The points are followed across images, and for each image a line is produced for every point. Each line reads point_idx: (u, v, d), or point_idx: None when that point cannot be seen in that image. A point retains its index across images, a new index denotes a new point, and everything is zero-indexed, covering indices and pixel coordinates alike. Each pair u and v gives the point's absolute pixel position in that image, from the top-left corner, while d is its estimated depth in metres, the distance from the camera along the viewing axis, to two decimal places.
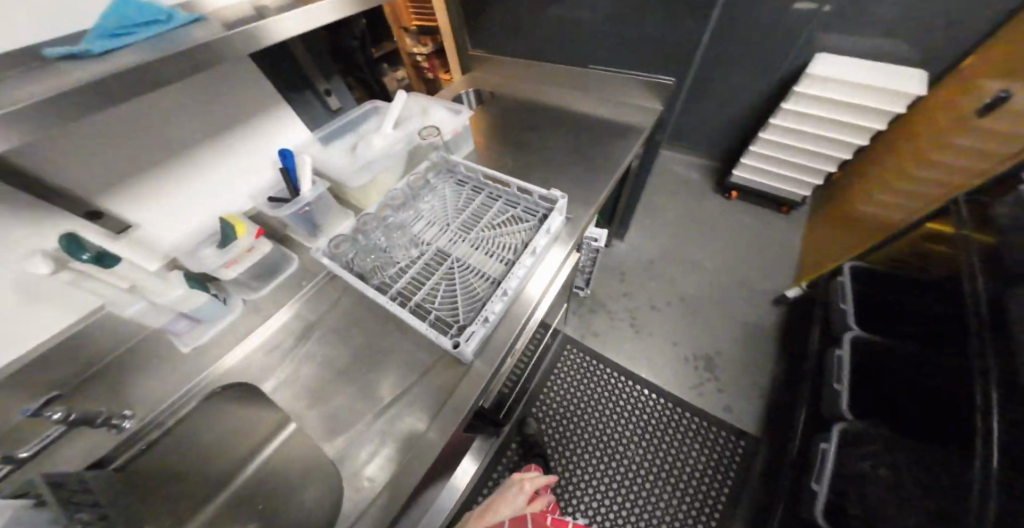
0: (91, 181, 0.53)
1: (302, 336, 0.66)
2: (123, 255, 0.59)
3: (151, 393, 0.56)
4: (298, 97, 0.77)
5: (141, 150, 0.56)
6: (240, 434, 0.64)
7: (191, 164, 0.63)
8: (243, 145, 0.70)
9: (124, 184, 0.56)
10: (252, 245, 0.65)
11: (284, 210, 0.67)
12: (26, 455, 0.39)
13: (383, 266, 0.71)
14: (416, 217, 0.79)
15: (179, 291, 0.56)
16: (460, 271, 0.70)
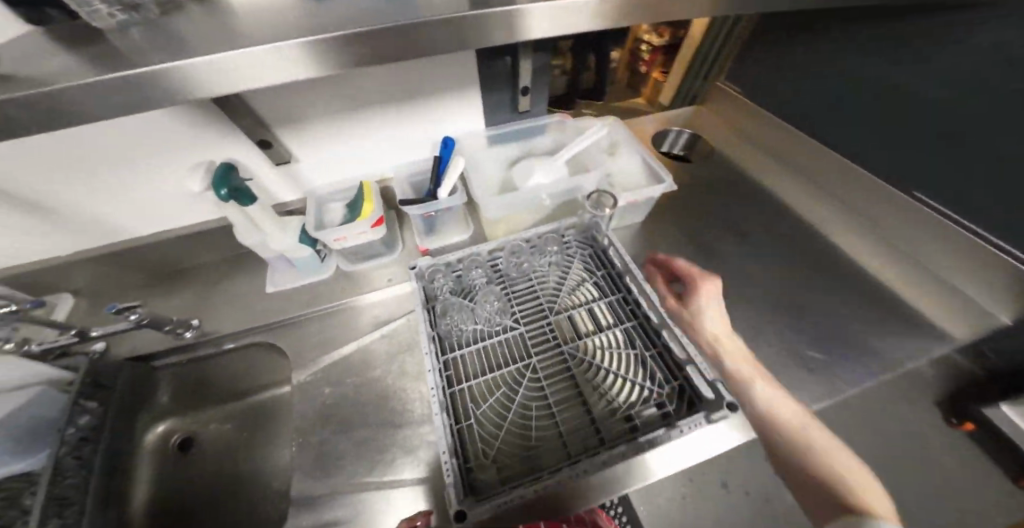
0: (276, 114, 0.54)
1: (354, 335, 0.62)
2: (275, 181, 0.62)
3: (231, 314, 0.61)
4: (496, 90, 0.64)
5: (326, 99, 0.55)
6: (253, 375, 0.64)
7: (360, 123, 0.60)
8: (415, 122, 0.64)
9: (300, 123, 0.57)
10: (364, 231, 0.60)
11: (411, 209, 0.60)
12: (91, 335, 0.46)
13: (458, 318, 0.60)
14: (526, 278, 0.65)
15: (288, 243, 0.58)
16: (529, 389, 0.56)
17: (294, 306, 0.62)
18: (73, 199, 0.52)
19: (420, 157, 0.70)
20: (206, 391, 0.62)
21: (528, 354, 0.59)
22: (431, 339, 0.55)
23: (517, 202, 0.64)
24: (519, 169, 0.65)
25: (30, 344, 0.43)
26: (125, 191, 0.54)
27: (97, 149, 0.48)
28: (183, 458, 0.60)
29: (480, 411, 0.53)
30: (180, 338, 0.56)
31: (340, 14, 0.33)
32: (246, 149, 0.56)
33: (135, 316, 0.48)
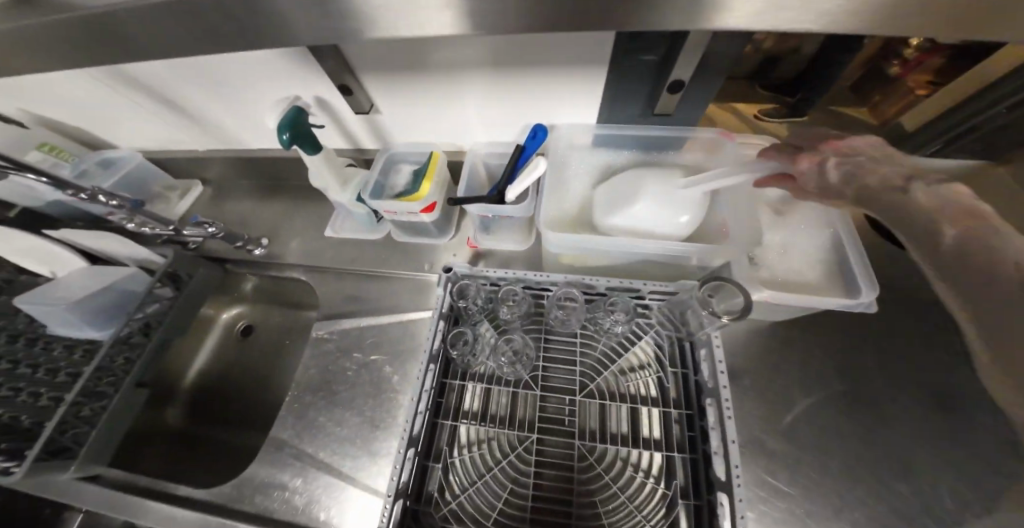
0: (363, 61, 0.47)
1: (377, 308, 0.60)
2: (355, 125, 0.58)
3: (295, 244, 0.65)
4: (629, 79, 0.45)
5: (418, 54, 0.45)
6: (301, 299, 0.85)
7: (448, 86, 0.50)
8: (513, 97, 0.51)
9: (386, 75, 0.49)
10: (414, 213, 0.54)
11: (468, 205, 0.50)
12: (185, 236, 0.57)
13: (472, 347, 0.51)
14: (570, 330, 0.52)
15: (344, 199, 0.56)
16: (516, 460, 0.48)
17: (340, 259, 0.63)
18: (189, 100, 0.55)
19: (507, 139, 0.57)
20: (271, 297, 0.87)
21: (533, 421, 0.49)
22: (434, 357, 0.48)
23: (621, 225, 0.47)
24: (647, 182, 0.46)
25: (148, 227, 0.56)
26: (228, 109, 0.56)
27: (200, 62, 0.47)
28: (243, 339, 0.88)
29: (453, 457, 0.48)
30: (252, 253, 0.64)
31: None
32: (328, 89, 0.51)
33: (211, 230, 0.56)
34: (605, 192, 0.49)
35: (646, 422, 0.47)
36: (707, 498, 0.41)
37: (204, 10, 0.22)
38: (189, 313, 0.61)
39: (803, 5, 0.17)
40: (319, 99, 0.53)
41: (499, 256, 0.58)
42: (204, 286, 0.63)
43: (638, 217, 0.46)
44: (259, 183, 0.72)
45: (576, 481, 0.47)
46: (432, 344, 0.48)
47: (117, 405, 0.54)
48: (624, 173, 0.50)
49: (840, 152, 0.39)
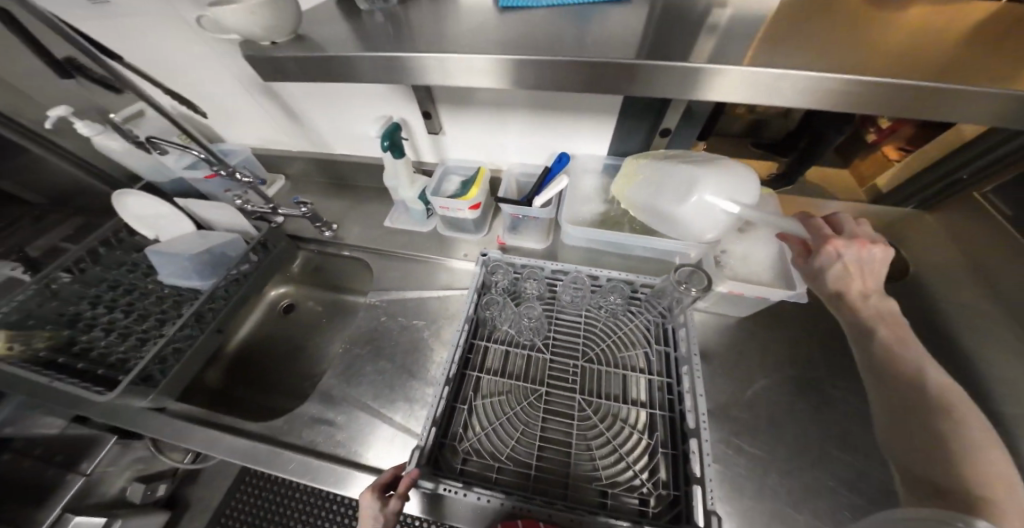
0: (445, 96, 0.65)
1: (420, 284, 0.73)
2: (424, 143, 0.75)
3: (359, 230, 0.80)
4: (635, 125, 0.62)
5: (486, 94, 0.63)
6: (345, 283, 0.98)
7: (501, 120, 0.67)
8: (549, 130, 0.67)
9: (458, 107, 0.66)
10: (463, 209, 0.69)
11: (506, 205, 0.65)
12: (280, 212, 0.72)
13: (496, 317, 0.64)
14: (575, 311, 0.65)
15: (410, 195, 0.72)
16: (527, 409, 0.58)
17: (394, 244, 0.78)
18: (302, 110, 0.73)
19: (539, 162, 0.74)
20: (317, 280, 1.00)
21: (543, 380, 0.61)
22: (469, 321, 0.62)
23: (667, 217, 0.54)
24: (703, 184, 0.50)
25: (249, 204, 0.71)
26: (332, 122, 0.75)
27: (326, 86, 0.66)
28: (284, 315, 1.00)
29: (477, 402, 0.58)
30: (323, 235, 0.79)
31: (508, 38, 0.39)
32: (412, 113, 0.69)
33: (304, 210, 0.71)
34: (662, 181, 0.54)
35: (635, 386, 0.58)
36: (681, 447, 0.51)
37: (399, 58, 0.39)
38: (270, 275, 0.73)
39: (747, 94, 0.35)
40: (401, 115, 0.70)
41: (523, 252, 0.73)
42: (283, 256, 0.76)
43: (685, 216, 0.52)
44: (330, 182, 0.88)
45: (576, 432, 0.56)
46: (467, 311, 0.61)
47: (201, 344, 0.61)
48: (677, 168, 0.53)
49: (860, 249, 0.47)
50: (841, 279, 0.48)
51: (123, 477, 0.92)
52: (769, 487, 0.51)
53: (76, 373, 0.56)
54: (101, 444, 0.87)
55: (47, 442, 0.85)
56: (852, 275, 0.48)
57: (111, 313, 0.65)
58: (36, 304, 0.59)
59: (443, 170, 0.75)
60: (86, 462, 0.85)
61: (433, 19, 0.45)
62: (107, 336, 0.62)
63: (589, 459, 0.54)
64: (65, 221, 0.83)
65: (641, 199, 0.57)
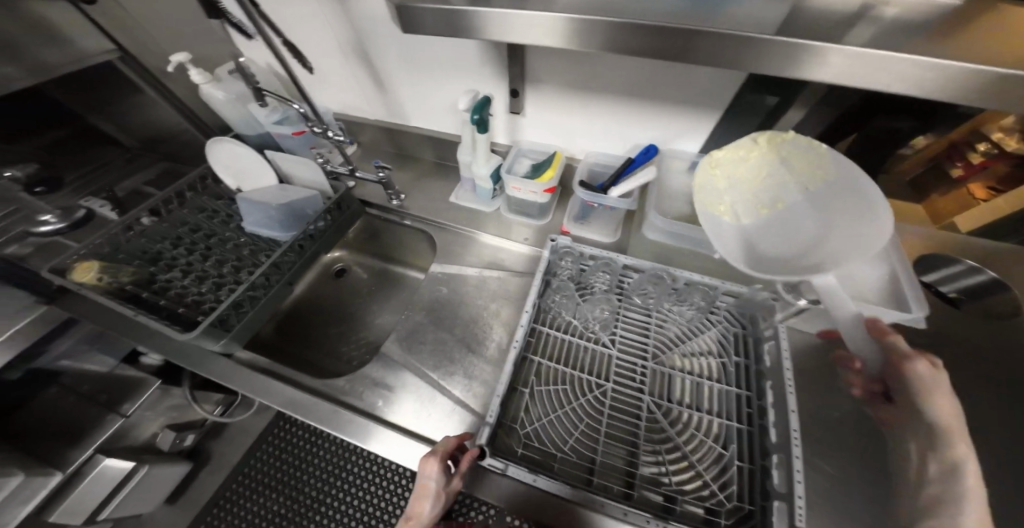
0: (535, 75, 0.64)
1: (482, 262, 0.73)
2: (501, 122, 0.75)
3: (424, 202, 0.81)
4: (735, 122, 0.60)
5: (576, 77, 0.61)
6: (397, 255, 1.00)
7: (588, 105, 0.66)
8: (636, 120, 0.65)
9: (546, 88, 0.65)
10: (535, 191, 0.67)
11: (583, 190, 0.63)
12: (358, 175, 0.73)
13: (562, 307, 0.63)
14: (641, 309, 0.62)
15: (482, 171, 0.71)
16: (589, 401, 0.54)
17: (458, 220, 0.78)
18: (387, 79, 0.74)
19: (618, 153, 0.72)
20: (369, 247, 1.02)
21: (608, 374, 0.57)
22: (535, 306, 0.60)
23: (858, 235, 0.47)
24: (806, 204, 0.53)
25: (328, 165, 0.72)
26: (415, 93, 0.75)
27: (418, 54, 0.66)
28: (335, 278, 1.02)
29: (535, 387, 0.56)
30: (390, 203, 0.81)
31: (648, 9, 0.37)
32: (498, 90, 0.68)
33: (382, 175, 0.73)
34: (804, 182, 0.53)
35: (712, 394, 0.53)
36: (760, 463, 0.47)
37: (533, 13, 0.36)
38: (338, 236, 0.75)
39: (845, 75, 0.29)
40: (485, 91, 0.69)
41: (589, 241, 0.71)
42: (351, 220, 0.77)
43: (827, 242, 0.50)
44: (399, 153, 0.90)
45: (642, 431, 0.52)
46: (532, 297, 0.60)
47: (273, 294, 0.62)
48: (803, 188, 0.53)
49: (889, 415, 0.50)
50: (947, 408, 0.42)
51: (157, 421, 0.96)
52: (854, 517, 0.47)
53: (151, 307, 0.57)
54: (144, 389, 0.92)
55: (95, 379, 0.87)
56: (960, 419, 0.42)
57: (188, 256, 0.65)
58: (125, 240, 0.61)
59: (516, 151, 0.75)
60: (127, 404, 0.89)
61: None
62: (185, 278, 0.62)
63: (656, 463, 0.49)
64: (150, 166, 0.88)
65: (833, 185, 0.51)
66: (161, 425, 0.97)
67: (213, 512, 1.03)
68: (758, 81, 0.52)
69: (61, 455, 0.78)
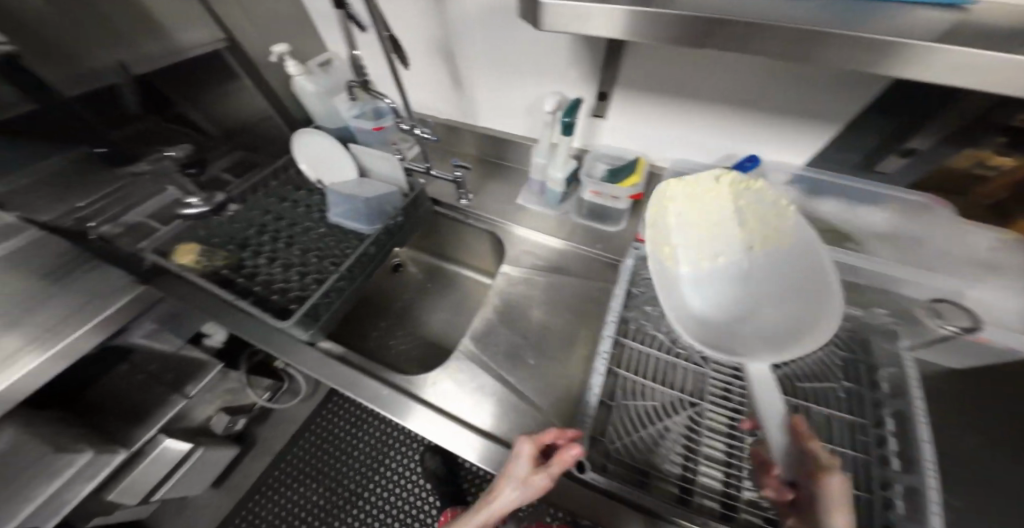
0: (631, 80, 0.58)
1: (554, 268, 0.72)
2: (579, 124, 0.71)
3: (492, 203, 0.80)
4: (858, 135, 0.54)
5: (676, 80, 0.56)
6: (454, 255, 0.99)
7: (682, 110, 0.60)
8: (736, 127, 0.59)
9: (637, 91, 0.60)
10: (616, 197, 0.58)
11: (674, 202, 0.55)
12: (435, 174, 0.73)
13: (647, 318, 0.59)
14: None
15: (557, 175, 0.66)
16: (684, 419, 0.49)
17: (528, 222, 0.76)
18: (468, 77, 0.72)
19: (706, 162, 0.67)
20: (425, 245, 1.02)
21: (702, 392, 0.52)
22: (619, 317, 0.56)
23: (796, 314, 0.47)
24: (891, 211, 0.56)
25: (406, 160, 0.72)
26: (492, 91, 0.73)
27: (502, 51, 0.63)
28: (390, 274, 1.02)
29: (622, 400, 0.51)
30: (458, 202, 0.80)
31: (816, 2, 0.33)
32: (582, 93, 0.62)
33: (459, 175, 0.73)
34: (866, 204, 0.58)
35: (821, 418, 0.47)
36: (879, 493, 0.41)
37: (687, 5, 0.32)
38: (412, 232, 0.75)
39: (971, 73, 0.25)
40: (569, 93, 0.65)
41: None
42: (421, 216, 0.77)
43: (773, 318, 0.50)
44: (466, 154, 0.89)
45: (747, 455, 0.47)
46: (617, 306, 0.57)
47: (357, 286, 0.62)
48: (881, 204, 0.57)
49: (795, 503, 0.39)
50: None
51: (212, 404, 0.98)
52: None
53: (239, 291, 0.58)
54: (207, 371, 0.93)
55: (162, 359, 0.88)
56: None
57: (273, 244, 0.66)
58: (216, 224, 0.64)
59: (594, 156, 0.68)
60: (190, 385, 0.89)
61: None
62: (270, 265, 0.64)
63: (765, 494, 0.44)
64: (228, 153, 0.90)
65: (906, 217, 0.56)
66: (215, 409, 0.99)
67: (255, 497, 1.05)
68: (906, 83, 0.45)
69: (125, 433, 0.79)
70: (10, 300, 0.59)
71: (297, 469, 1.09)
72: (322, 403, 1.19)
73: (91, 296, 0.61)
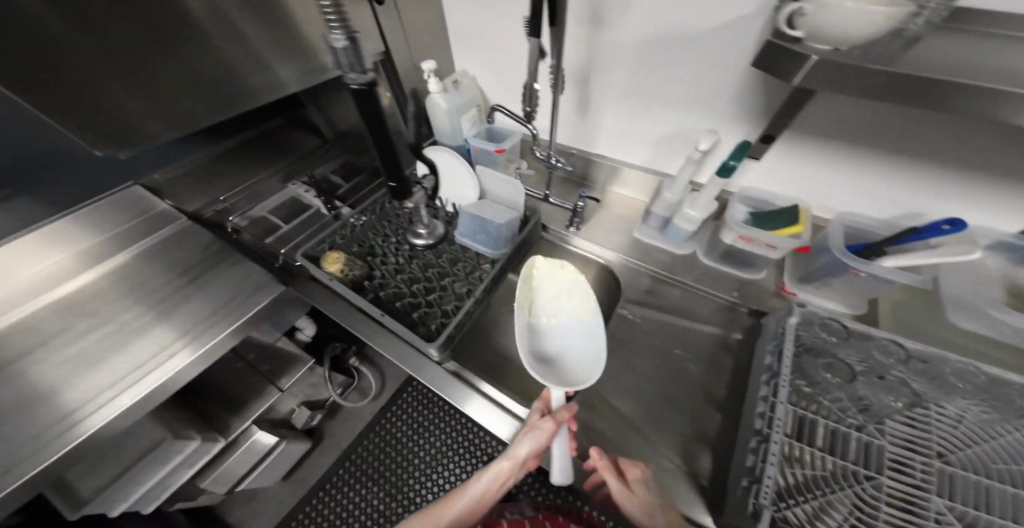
0: (807, 125, 0.53)
1: (674, 305, 0.69)
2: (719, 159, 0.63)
3: (602, 230, 0.78)
4: None
5: (870, 130, 0.50)
6: None
7: (865, 161, 0.53)
8: (933, 185, 0.52)
9: (812, 138, 0.54)
10: (775, 246, 0.55)
11: (853, 261, 0.52)
12: (564, 204, 0.73)
13: (806, 381, 0.54)
14: (912, 394, 0.51)
15: (694, 214, 0.61)
16: (856, 494, 0.45)
17: (641, 255, 0.74)
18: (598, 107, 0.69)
19: (879, 214, 0.58)
20: None
21: (878, 468, 0.47)
22: (781, 379, 0.50)
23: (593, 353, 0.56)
24: None
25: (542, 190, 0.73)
26: (624, 122, 0.69)
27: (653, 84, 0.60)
28: None
29: (784, 467, 0.47)
30: (566, 229, 0.78)
31: None
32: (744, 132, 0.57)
33: (582, 205, 0.72)
34: None
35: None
36: None
37: (952, 85, 0.29)
38: (523, 253, 0.75)
39: None
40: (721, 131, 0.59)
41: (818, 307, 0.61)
42: (533, 237, 0.75)
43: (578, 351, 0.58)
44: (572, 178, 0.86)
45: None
46: (785, 370, 0.50)
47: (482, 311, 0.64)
48: None
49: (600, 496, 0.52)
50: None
51: (295, 398, 1.01)
52: None
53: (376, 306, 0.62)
54: (299, 365, 0.95)
55: (259, 350, 0.90)
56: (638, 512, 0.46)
57: (396, 257, 0.70)
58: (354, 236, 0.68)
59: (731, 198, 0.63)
60: (284, 379, 0.92)
61: (973, 45, 0.34)
62: (397, 279, 0.67)
63: None
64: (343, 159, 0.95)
65: None
66: (297, 403, 1.02)
67: (318, 495, 1.04)
68: None
69: (225, 421, 0.83)
70: (166, 292, 0.64)
71: (360, 469, 1.08)
72: (386, 405, 1.18)
73: (237, 295, 0.65)
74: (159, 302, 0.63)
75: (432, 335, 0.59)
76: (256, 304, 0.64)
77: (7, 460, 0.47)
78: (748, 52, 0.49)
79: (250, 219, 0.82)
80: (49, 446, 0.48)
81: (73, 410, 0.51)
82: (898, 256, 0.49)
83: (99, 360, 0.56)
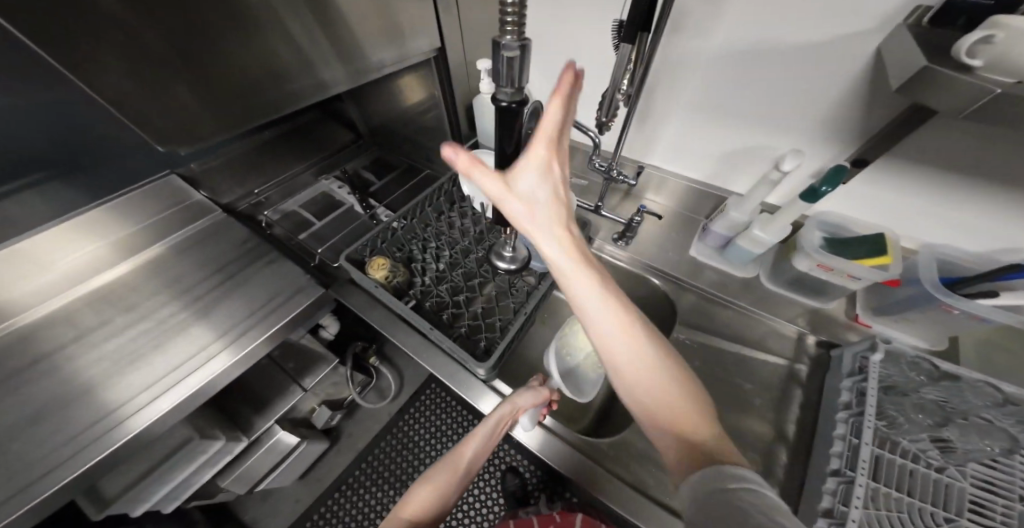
0: (908, 149, 0.49)
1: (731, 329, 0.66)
2: (794, 179, 0.61)
3: (652, 244, 0.74)
4: None
5: (981, 158, 0.46)
6: None
7: (967, 191, 0.50)
8: None
9: (910, 162, 0.50)
10: (858, 276, 0.54)
11: (936, 291, 0.51)
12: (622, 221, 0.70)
13: (883, 420, 0.51)
14: (1007, 441, 0.47)
15: (768, 237, 0.58)
16: None
17: (694, 273, 0.70)
18: (669, 119, 0.65)
19: (969, 247, 0.55)
20: None
21: (958, 510, 0.45)
22: (869, 419, 0.47)
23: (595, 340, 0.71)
24: None
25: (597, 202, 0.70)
26: (689, 133, 0.65)
27: (733, 96, 0.56)
28: None
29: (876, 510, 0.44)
30: (614, 242, 0.74)
31: None
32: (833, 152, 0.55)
33: (636, 221, 0.68)
34: None
35: None
36: None
37: None
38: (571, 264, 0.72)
39: None
40: (806, 152, 0.57)
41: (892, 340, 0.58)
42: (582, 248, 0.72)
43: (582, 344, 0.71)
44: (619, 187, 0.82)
45: None
46: (870, 410, 0.48)
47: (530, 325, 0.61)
48: None
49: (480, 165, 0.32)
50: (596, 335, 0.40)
51: (317, 398, 0.99)
52: None
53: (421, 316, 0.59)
54: (322, 365, 0.92)
55: (285, 346, 0.88)
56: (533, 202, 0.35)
57: (437, 264, 0.67)
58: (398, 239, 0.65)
59: (803, 222, 0.61)
60: (308, 378, 0.89)
61: None
62: (439, 287, 0.64)
63: None
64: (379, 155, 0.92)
65: None
66: (318, 402, 1.00)
67: (335, 495, 1.03)
68: None
69: (249, 420, 0.81)
70: (202, 290, 0.61)
71: (377, 471, 1.06)
72: (405, 407, 1.15)
73: (277, 295, 0.63)
74: (195, 300, 0.61)
75: (480, 350, 0.57)
76: (295, 307, 0.62)
77: (44, 463, 0.45)
78: (862, 67, 0.45)
79: (282, 214, 0.80)
80: (87, 450, 0.46)
81: (113, 408, 0.49)
82: (998, 296, 0.47)
83: (136, 359, 0.54)
